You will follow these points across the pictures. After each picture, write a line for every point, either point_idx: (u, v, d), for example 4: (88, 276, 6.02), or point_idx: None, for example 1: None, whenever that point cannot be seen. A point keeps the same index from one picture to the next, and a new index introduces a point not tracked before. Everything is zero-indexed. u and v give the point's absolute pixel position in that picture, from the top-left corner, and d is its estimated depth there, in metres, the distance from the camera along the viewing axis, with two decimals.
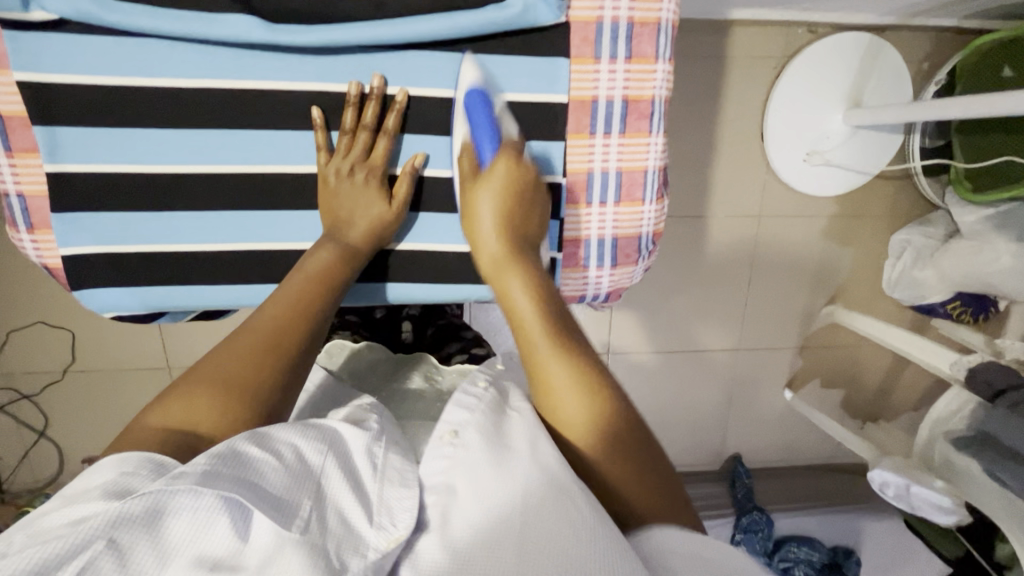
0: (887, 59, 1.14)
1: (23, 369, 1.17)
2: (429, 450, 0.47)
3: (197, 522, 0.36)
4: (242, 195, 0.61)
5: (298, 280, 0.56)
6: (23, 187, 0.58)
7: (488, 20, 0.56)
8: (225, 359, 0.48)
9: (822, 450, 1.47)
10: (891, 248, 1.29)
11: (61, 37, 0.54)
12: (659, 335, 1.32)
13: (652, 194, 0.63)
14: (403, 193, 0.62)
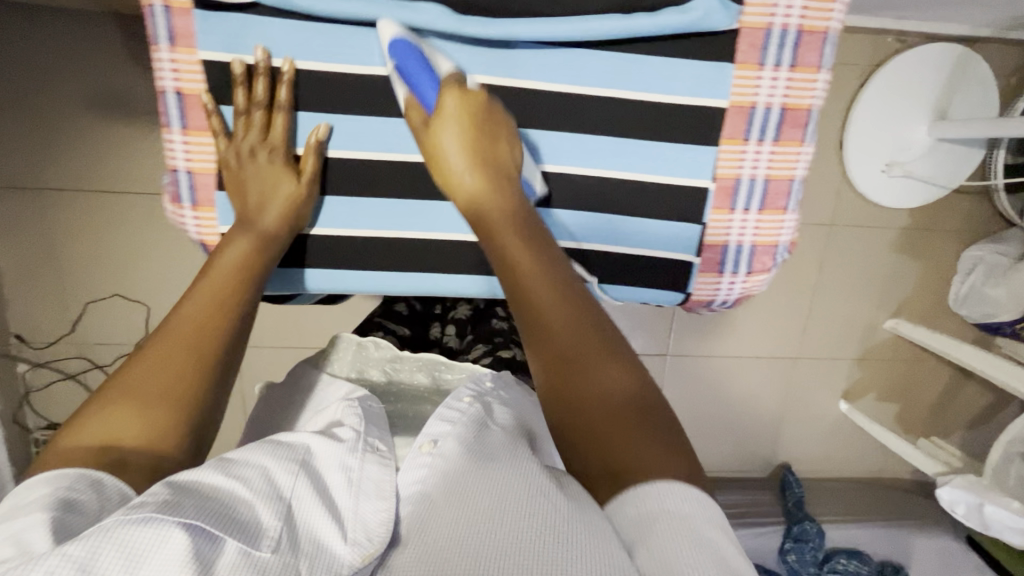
0: (977, 71, 1.12)
1: (97, 340, 1.20)
2: (408, 461, 0.53)
3: (156, 542, 0.38)
4: (391, 183, 0.64)
5: (207, 279, 0.55)
6: (193, 164, 0.61)
7: (666, 22, 0.55)
8: (146, 362, 0.48)
9: (872, 464, 1.47)
10: (961, 263, 1.27)
11: (245, 19, 0.57)
12: (720, 339, 1.33)
13: (795, 203, 0.63)
14: (311, 167, 0.61)
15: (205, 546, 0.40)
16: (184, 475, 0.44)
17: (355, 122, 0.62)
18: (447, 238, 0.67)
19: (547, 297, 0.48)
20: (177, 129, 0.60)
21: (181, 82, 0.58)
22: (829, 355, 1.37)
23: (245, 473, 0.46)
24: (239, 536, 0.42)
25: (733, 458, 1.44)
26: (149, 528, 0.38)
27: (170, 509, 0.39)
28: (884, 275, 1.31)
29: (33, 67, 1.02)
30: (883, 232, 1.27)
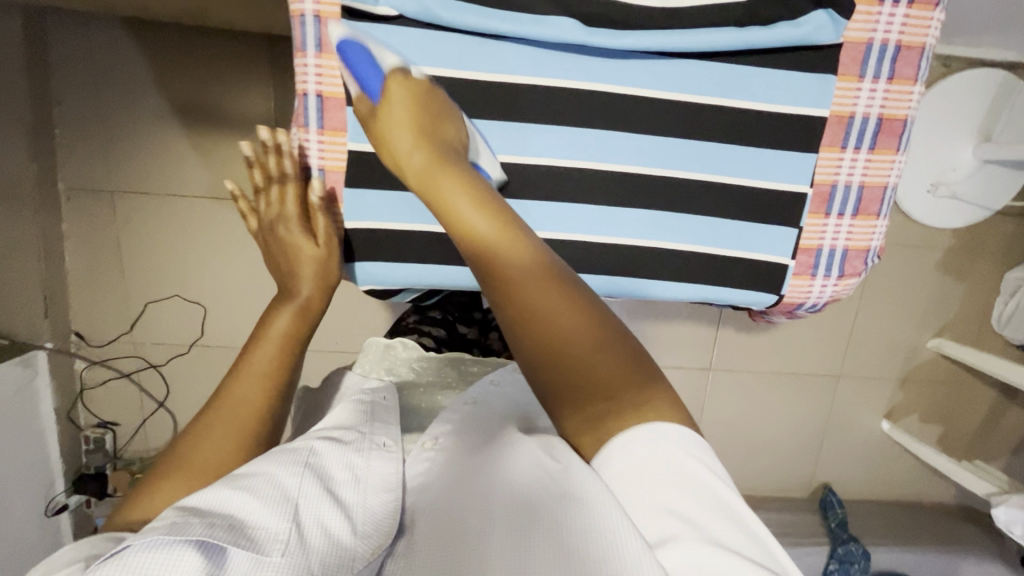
0: (1022, 96, 1.15)
1: (153, 339, 1.22)
2: (413, 457, 0.57)
3: (169, 561, 0.39)
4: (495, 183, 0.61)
5: (259, 341, 0.56)
6: (324, 163, 0.62)
7: (780, 37, 0.58)
8: (195, 442, 0.49)
9: (914, 486, 1.46)
10: (1005, 284, 1.28)
11: (386, 28, 0.56)
12: (765, 355, 1.33)
13: (887, 210, 0.65)
14: (324, 227, 0.61)
15: (215, 561, 0.40)
16: (194, 497, 0.45)
17: None
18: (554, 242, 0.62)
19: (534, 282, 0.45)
20: (314, 130, 0.60)
21: (321, 87, 0.59)
22: (872, 374, 1.37)
23: (252, 481, 0.47)
24: (246, 543, 0.42)
25: (774, 476, 1.43)
26: (158, 552, 0.39)
27: (176, 530, 0.40)
28: (928, 295, 1.32)
29: (117, 77, 1.08)
30: (927, 252, 1.29)
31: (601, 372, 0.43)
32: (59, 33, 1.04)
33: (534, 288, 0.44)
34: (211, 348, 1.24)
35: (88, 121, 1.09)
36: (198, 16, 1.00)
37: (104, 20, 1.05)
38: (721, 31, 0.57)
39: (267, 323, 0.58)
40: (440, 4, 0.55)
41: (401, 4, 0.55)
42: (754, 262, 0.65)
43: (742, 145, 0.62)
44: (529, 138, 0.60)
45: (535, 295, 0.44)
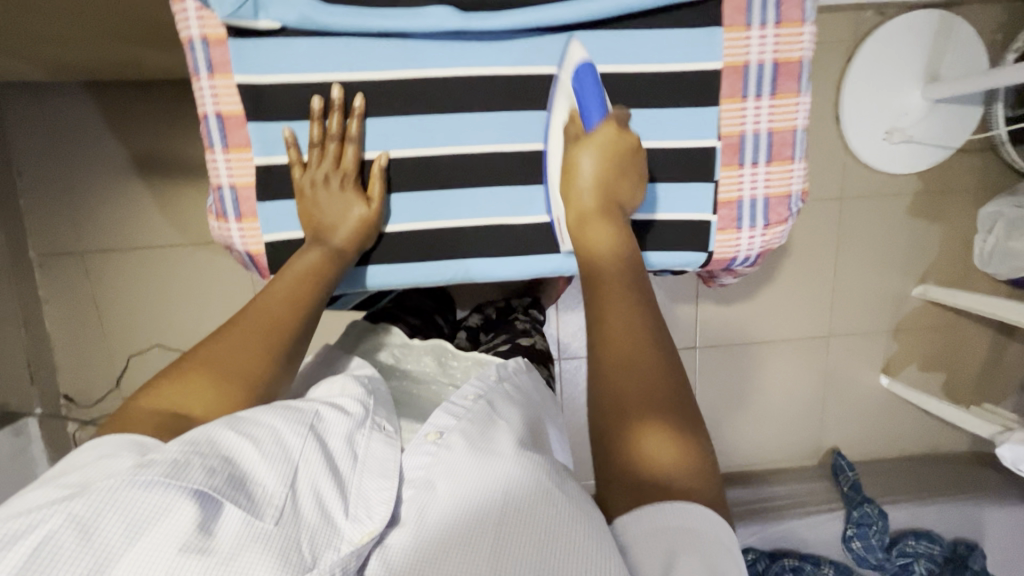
0: (960, 32, 1.15)
1: (140, 393, 1.24)
2: (414, 446, 0.54)
3: (163, 502, 0.40)
4: (402, 178, 0.67)
5: (284, 281, 0.61)
6: (235, 179, 0.64)
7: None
8: (221, 349, 0.54)
9: (927, 439, 1.42)
10: (981, 222, 1.26)
11: (277, 41, 0.61)
12: (748, 326, 1.32)
13: (801, 152, 0.67)
14: (376, 193, 0.65)
15: (210, 511, 0.41)
16: (199, 432, 0.46)
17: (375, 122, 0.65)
18: (470, 226, 0.68)
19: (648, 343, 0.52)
20: (220, 149, 0.63)
21: (221, 106, 0.62)
22: (863, 330, 1.34)
23: (257, 434, 0.47)
24: (243, 502, 0.43)
25: (781, 448, 1.40)
26: (153, 491, 0.40)
27: (177, 472, 0.41)
28: (904, 242, 1.30)
29: (74, 141, 1.11)
30: (896, 198, 1.27)
31: (643, 362, 0.51)
32: (14, 108, 1.09)
33: (612, 303, 0.55)
34: None
35: (51, 187, 1.13)
36: (139, 71, 1.03)
37: (53, 89, 1.08)
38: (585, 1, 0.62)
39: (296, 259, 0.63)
40: (316, 9, 0.60)
41: (279, 14, 0.60)
42: (687, 222, 0.68)
43: (643, 105, 0.65)
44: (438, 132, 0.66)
45: (610, 313, 0.54)
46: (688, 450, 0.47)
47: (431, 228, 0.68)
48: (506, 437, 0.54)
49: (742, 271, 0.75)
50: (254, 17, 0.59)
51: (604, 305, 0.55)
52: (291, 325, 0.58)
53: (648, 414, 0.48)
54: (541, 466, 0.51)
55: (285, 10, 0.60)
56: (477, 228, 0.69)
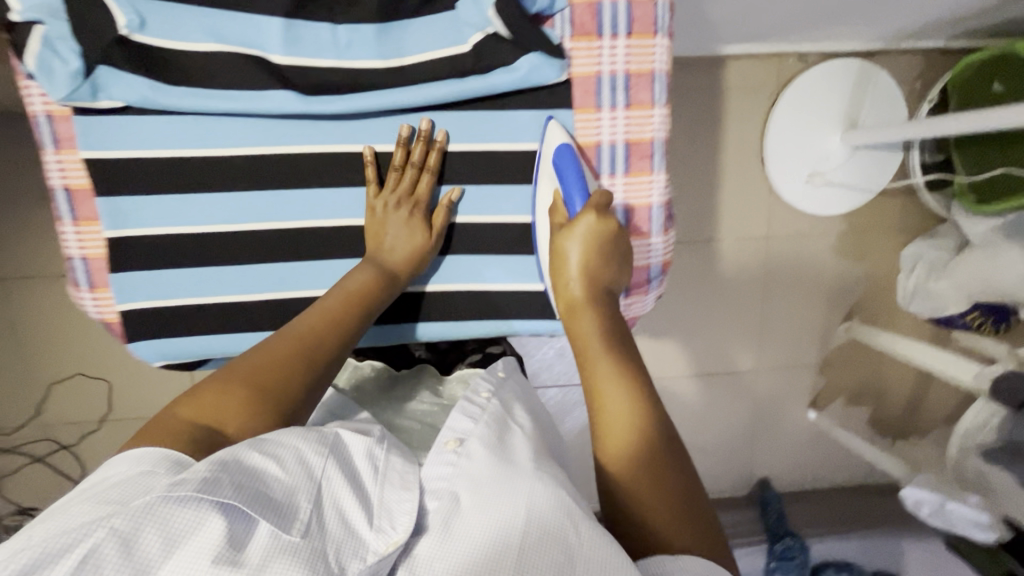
0: (878, 81, 1.18)
1: (63, 421, 1.22)
2: (433, 457, 0.58)
3: (196, 517, 0.42)
4: (275, 249, 0.68)
5: (332, 301, 0.65)
6: (87, 251, 0.65)
7: (488, 85, 0.64)
8: (256, 366, 0.57)
9: (855, 471, 1.45)
10: (903, 263, 1.31)
11: (123, 118, 0.61)
12: (679, 359, 1.34)
13: (658, 228, 0.72)
14: (440, 222, 0.70)
15: (238, 527, 0.43)
16: (230, 451, 0.47)
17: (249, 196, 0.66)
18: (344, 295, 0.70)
19: (611, 381, 0.57)
20: (69, 221, 0.64)
21: (68, 180, 0.63)
22: (789, 364, 1.37)
23: (282, 454, 0.49)
24: (272, 516, 0.45)
25: (712, 479, 1.42)
26: (188, 507, 0.42)
27: (210, 487, 0.43)
28: (831, 281, 1.33)
29: None
30: (821, 238, 1.30)
31: (620, 437, 0.54)
32: None
33: (589, 333, 0.62)
34: (123, 420, 1.23)
35: None
36: None
37: None
38: (432, 85, 0.63)
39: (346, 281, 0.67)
40: (155, 90, 0.59)
41: (119, 95, 0.59)
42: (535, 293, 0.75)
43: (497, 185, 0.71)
44: (315, 206, 0.68)
45: (588, 345, 0.61)
46: (642, 459, 0.52)
47: (293, 297, 0.69)
48: (518, 448, 0.59)
49: None
50: (93, 98, 0.59)
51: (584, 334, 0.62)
52: (325, 350, 0.62)
53: (617, 433, 0.54)
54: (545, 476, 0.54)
55: (124, 91, 0.59)
56: None
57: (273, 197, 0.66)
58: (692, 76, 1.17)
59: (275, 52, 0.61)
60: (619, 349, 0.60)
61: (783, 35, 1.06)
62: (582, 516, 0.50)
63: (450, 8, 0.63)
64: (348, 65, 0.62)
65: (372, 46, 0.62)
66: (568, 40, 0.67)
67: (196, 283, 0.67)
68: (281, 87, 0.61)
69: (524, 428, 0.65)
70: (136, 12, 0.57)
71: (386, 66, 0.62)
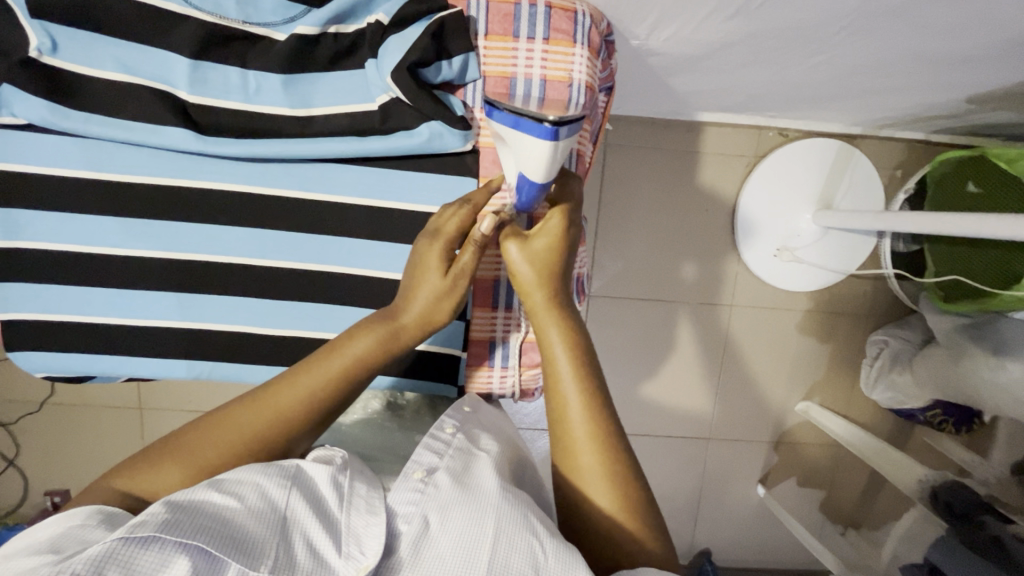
0: (857, 165, 1.17)
1: (4, 398, 1.22)
2: (399, 484, 0.55)
3: (160, 559, 0.41)
4: (166, 277, 0.65)
5: (324, 361, 0.59)
6: None
7: (398, 145, 0.63)
8: (210, 447, 0.53)
9: (800, 555, 1.40)
10: (869, 348, 1.28)
11: (29, 135, 0.60)
12: (628, 418, 1.31)
13: None
14: (464, 262, 0.62)
15: (205, 568, 0.42)
16: (184, 493, 0.46)
17: (149, 222, 0.63)
18: (240, 331, 0.67)
19: (577, 408, 0.59)
20: None
21: None
22: (744, 437, 1.34)
23: (241, 491, 0.48)
24: (238, 553, 0.43)
25: None
26: (149, 551, 0.41)
27: (170, 529, 0.42)
28: (792, 358, 1.31)
29: None
30: (786, 314, 1.28)
31: (580, 450, 0.57)
32: None
33: (560, 356, 0.61)
34: (64, 406, 1.24)
35: None
36: None
37: None
38: (343, 141, 0.62)
39: (346, 343, 0.59)
40: (58, 114, 0.58)
41: (21, 112, 0.57)
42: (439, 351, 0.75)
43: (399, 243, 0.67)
44: (217, 243, 0.65)
45: (559, 370, 0.60)
46: (614, 477, 0.56)
47: (180, 326, 0.66)
48: (488, 473, 0.57)
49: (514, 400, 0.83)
50: None
51: (552, 359, 0.61)
52: (299, 436, 0.57)
53: (575, 458, 0.57)
54: (513, 502, 0.53)
55: (27, 108, 0.57)
56: (260, 334, 0.68)
57: (157, 228, 0.63)
58: (668, 138, 1.18)
59: (182, 89, 0.60)
60: (586, 371, 0.60)
61: (759, 110, 1.05)
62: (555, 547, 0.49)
63: (361, 67, 0.62)
64: (255, 109, 0.61)
65: (282, 93, 0.61)
66: (477, 112, 0.65)
67: (65, 301, 0.64)
68: (182, 124, 0.60)
69: (492, 454, 0.62)
70: (46, 35, 0.56)
71: (294, 114, 0.62)
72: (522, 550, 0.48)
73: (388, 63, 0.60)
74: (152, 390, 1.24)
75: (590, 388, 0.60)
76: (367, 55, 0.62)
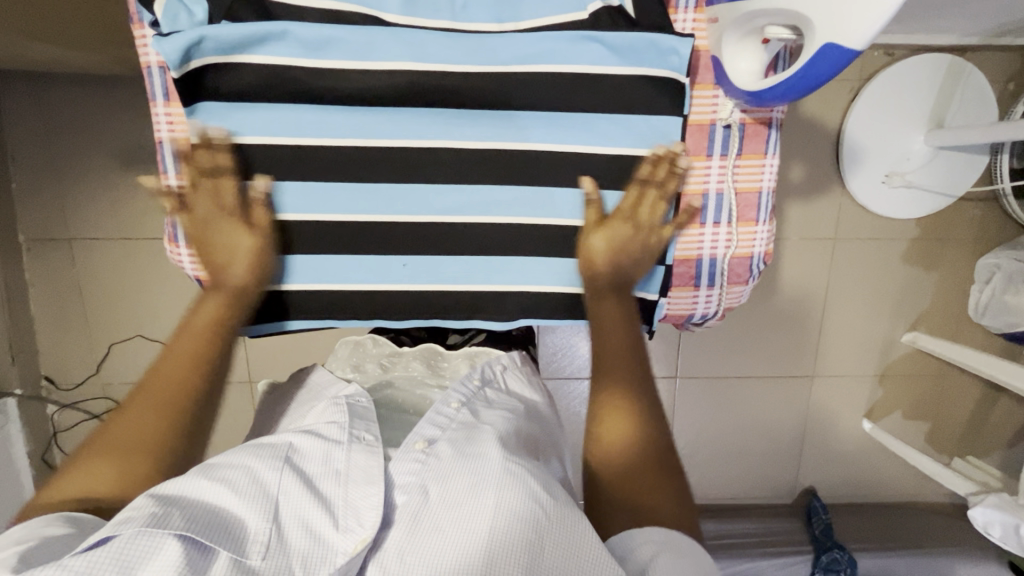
0: (971, 78, 1.12)
1: (120, 380, 1.26)
2: (401, 455, 0.60)
3: (148, 548, 0.45)
4: (362, 240, 0.66)
5: (182, 339, 0.62)
6: (187, 208, 0.66)
7: (618, 45, 0.61)
8: (121, 423, 0.56)
9: (905, 487, 1.40)
10: (978, 272, 1.23)
11: (228, 64, 0.59)
12: (729, 358, 1.30)
13: (765, 215, 0.69)
14: (265, 222, 0.63)
15: (198, 556, 0.47)
16: (170, 487, 0.51)
17: (337, 154, 0.63)
18: (437, 281, 0.68)
19: (619, 389, 0.63)
20: (173, 177, 0.65)
21: (174, 134, 0.64)
22: (847, 372, 1.32)
23: (231, 475, 0.53)
24: (228, 544, 0.48)
25: (755, 485, 1.38)
26: (142, 540, 0.45)
27: (157, 522, 0.47)
28: (898, 286, 1.27)
29: (75, 128, 1.12)
30: (892, 242, 1.25)
31: (625, 436, 0.60)
32: (15, 92, 1.09)
33: (608, 326, 0.66)
34: None
35: (46, 170, 1.14)
36: (133, 66, 1.02)
37: (57, 79, 1.09)
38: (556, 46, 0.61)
39: (191, 314, 0.64)
40: (266, 36, 0.58)
41: (224, 35, 0.58)
42: (627, 296, 0.70)
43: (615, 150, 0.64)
44: (399, 174, 0.64)
45: (607, 328, 0.66)
46: (642, 456, 0.59)
47: (376, 289, 0.68)
48: (488, 446, 0.59)
49: (692, 326, 0.79)
50: (200, 41, 0.58)
51: (602, 324, 0.66)
52: (173, 418, 0.58)
53: (612, 430, 0.60)
54: (514, 470, 0.56)
55: (230, 30, 0.57)
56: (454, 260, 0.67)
57: (360, 168, 0.63)
58: None
59: (391, 12, 0.61)
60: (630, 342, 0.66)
61: None
62: (558, 504, 0.54)
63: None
64: (462, 26, 0.61)
65: (490, 9, 0.62)
66: (693, 11, 0.63)
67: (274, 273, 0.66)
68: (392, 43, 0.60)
69: (496, 428, 0.64)
70: None
71: (500, 27, 0.62)
72: (523, 513, 0.52)
73: None
74: (260, 364, 1.25)
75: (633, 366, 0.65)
76: None
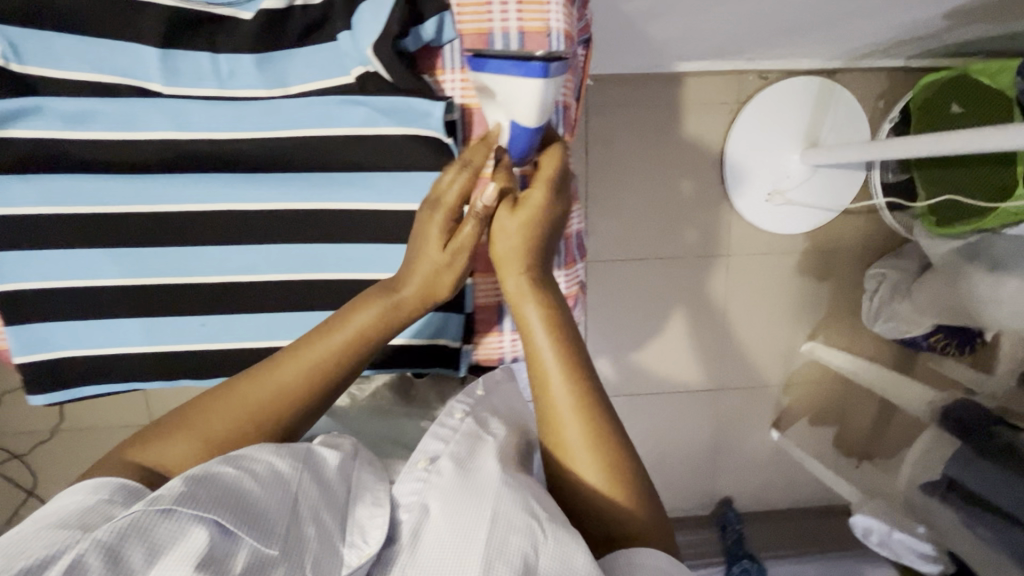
0: (840, 99, 1.17)
1: (12, 431, 1.22)
2: (405, 473, 0.54)
3: (179, 528, 0.40)
4: (177, 301, 0.65)
5: (320, 344, 0.58)
6: None
7: (387, 106, 0.63)
8: (210, 413, 0.54)
9: (819, 491, 1.43)
10: (868, 282, 1.28)
11: None
12: (636, 376, 1.32)
13: (560, 261, 0.71)
14: (466, 234, 0.59)
15: (223, 544, 0.41)
16: (197, 466, 0.45)
17: (149, 214, 0.63)
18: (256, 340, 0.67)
19: (576, 418, 0.54)
20: None
21: None
22: (751, 383, 1.36)
23: (252, 466, 0.47)
24: (251, 535, 0.42)
25: (673, 498, 1.40)
26: (170, 521, 0.40)
27: (184, 502, 0.41)
28: (792, 299, 1.32)
29: None
30: (783, 256, 1.29)
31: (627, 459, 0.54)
32: None
33: (538, 335, 0.58)
34: (73, 430, 1.23)
35: None
36: None
37: None
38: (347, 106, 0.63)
39: (349, 316, 0.59)
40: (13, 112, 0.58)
41: None
42: (430, 345, 0.72)
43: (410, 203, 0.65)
44: (214, 231, 0.64)
45: (537, 341, 0.58)
46: (640, 489, 0.53)
47: (186, 350, 0.67)
48: (491, 458, 0.53)
49: None
50: None
51: (533, 337, 0.58)
52: (260, 421, 0.55)
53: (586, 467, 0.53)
54: (517, 487, 0.50)
55: None
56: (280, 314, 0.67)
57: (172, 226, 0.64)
58: (648, 92, 1.17)
59: (156, 83, 0.61)
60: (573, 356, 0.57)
61: (738, 54, 1.05)
62: (555, 519, 0.49)
63: (334, 39, 0.63)
64: (230, 94, 0.63)
65: (257, 75, 0.63)
66: (457, 72, 0.65)
67: (84, 337, 0.65)
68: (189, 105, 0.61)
69: (500, 439, 0.58)
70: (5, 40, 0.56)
71: (269, 94, 0.63)
72: (522, 528, 0.46)
73: (365, 35, 0.60)
74: (160, 406, 1.23)
75: (580, 377, 0.57)
76: (341, 27, 0.62)
